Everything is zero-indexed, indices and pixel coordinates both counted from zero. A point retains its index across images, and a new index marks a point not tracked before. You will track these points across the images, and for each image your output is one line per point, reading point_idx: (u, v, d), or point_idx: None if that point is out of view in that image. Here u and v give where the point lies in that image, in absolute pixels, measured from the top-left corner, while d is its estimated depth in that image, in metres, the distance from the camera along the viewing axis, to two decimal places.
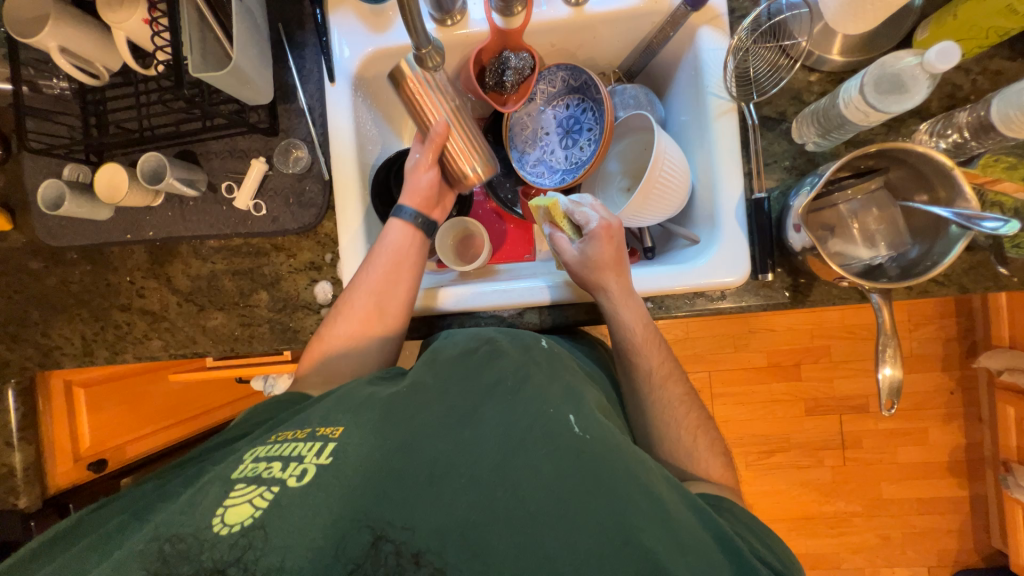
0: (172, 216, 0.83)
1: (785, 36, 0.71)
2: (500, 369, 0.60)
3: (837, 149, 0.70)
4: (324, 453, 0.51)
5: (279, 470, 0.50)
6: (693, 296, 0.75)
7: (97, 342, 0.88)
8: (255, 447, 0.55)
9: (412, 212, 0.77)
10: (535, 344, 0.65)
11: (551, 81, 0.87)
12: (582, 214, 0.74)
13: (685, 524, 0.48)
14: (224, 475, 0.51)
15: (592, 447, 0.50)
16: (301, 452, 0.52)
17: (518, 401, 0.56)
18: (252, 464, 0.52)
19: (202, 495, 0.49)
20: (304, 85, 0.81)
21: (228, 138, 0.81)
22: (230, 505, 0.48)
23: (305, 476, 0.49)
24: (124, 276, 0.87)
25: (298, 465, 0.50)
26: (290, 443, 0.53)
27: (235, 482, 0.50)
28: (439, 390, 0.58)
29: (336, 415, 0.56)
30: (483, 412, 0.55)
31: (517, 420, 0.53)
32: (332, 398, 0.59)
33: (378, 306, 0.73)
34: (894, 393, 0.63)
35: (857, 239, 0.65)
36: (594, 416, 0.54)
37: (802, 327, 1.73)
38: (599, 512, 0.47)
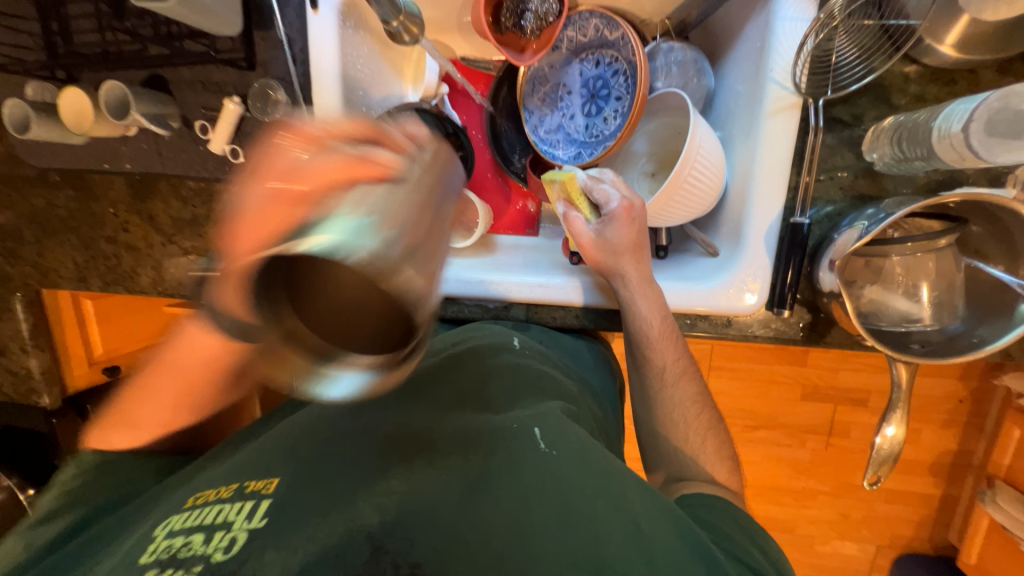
0: (148, 149, 0.77)
1: (891, 12, 0.55)
2: (457, 399, 0.59)
3: (913, 176, 0.57)
4: (255, 517, 0.44)
5: (200, 544, 0.42)
6: (693, 319, 0.69)
7: (90, 270, 0.88)
8: (165, 522, 0.46)
9: None
10: (499, 361, 0.64)
11: (580, 28, 0.71)
12: (602, 191, 0.67)
13: (660, 541, 0.45)
14: (131, 560, 0.43)
15: (558, 466, 0.48)
16: (228, 518, 0.45)
17: (477, 429, 0.53)
18: (165, 541, 0.44)
19: None
20: (283, 8, 0.68)
21: (201, 67, 0.71)
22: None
23: (233, 547, 0.42)
24: (108, 207, 0.84)
25: (224, 535, 0.43)
26: (212, 508, 0.46)
27: (144, 566, 0.41)
28: (391, 422, 0.56)
29: (274, 462, 0.51)
30: (438, 441, 0.52)
31: (478, 445, 0.51)
32: (272, 444, 0.55)
33: None
34: (880, 466, 0.58)
35: (900, 296, 0.54)
36: (558, 429, 0.52)
37: None
38: (574, 538, 0.42)
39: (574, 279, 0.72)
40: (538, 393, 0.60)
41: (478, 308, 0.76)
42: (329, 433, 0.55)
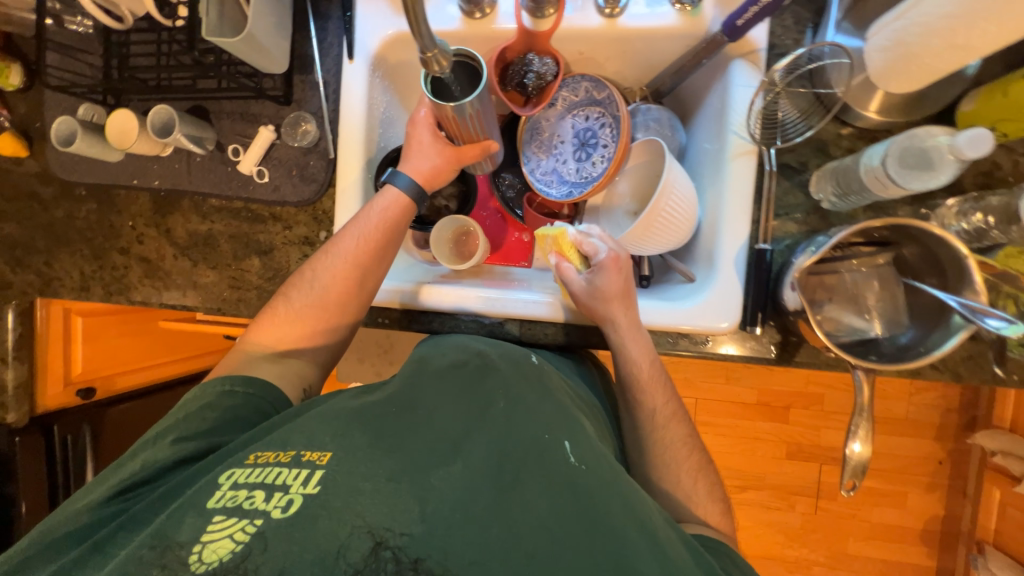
0: (179, 169, 0.84)
1: (820, 84, 0.68)
2: (492, 393, 0.61)
3: (854, 212, 0.66)
4: (310, 483, 0.49)
5: (262, 501, 0.49)
6: (675, 337, 0.74)
7: (94, 280, 0.90)
8: (232, 470, 0.53)
9: (406, 181, 0.73)
10: (525, 361, 0.69)
11: (574, 90, 0.84)
12: (590, 244, 0.72)
13: (676, 562, 0.49)
14: (200, 503, 0.50)
15: (585, 480, 0.51)
16: (286, 481, 0.50)
17: (511, 427, 0.56)
18: (230, 492, 0.50)
19: (181, 523, 0.48)
20: (322, 58, 0.80)
21: (242, 101, 0.81)
22: (209, 540, 0.47)
23: (291, 507, 0.48)
24: (127, 221, 0.88)
25: (283, 495, 0.49)
26: (273, 469, 0.51)
27: (213, 512, 0.49)
28: (430, 410, 0.59)
29: (322, 433, 0.55)
30: (474, 438, 0.55)
31: (512, 444, 0.54)
32: (315, 417, 0.58)
33: (352, 283, 0.72)
34: (857, 474, 0.60)
35: (854, 310, 0.62)
36: (584, 445, 0.56)
37: (799, 370, 1.69)
38: (598, 547, 0.46)
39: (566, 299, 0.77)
40: (561, 398, 0.64)
41: (473, 324, 0.79)
42: (371, 413, 0.58)
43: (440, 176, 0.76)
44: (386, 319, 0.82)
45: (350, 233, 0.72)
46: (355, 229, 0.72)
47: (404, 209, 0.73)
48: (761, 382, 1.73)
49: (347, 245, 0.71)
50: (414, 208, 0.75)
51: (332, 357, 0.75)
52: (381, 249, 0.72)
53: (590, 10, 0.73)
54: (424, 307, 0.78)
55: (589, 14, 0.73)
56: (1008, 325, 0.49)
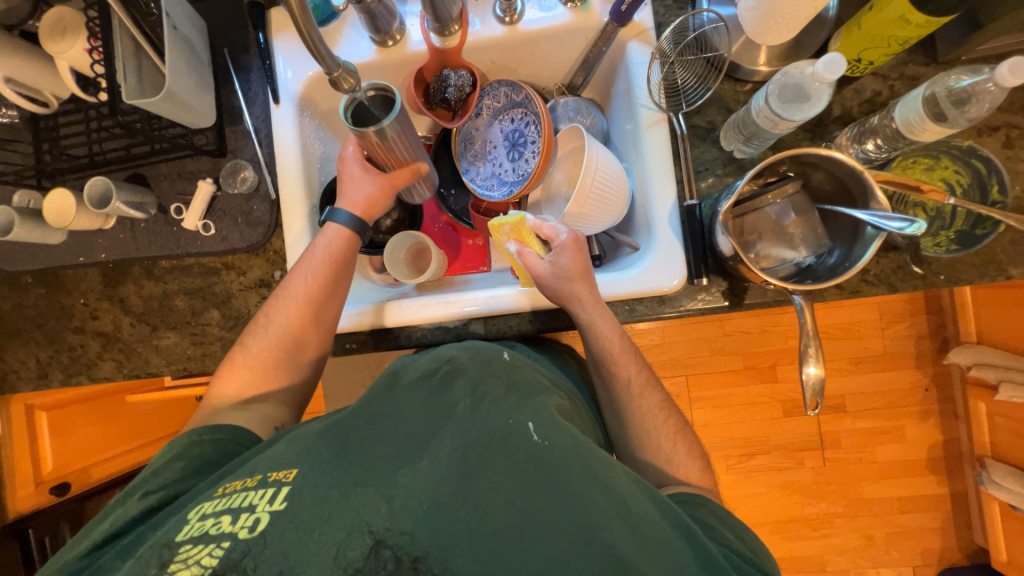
0: (124, 237, 0.85)
1: (708, 49, 0.74)
2: (458, 391, 0.62)
3: (764, 155, 0.72)
4: (276, 499, 0.50)
5: (229, 524, 0.50)
6: (632, 304, 0.77)
7: (52, 365, 0.88)
8: (200, 504, 0.54)
9: (348, 216, 0.74)
10: (495, 358, 0.69)
11: (494, 97, 0.89)
12: (549, 228, 0.75)
13: (645, 517, 0.50)
14: (168, 538, 0.50)
15: (550, 455, 0.51)
16: (252, 502, 0.51)
17: (475, 418, 0.56)
18: (199, 522, 0.51)
19: (148, 560, 0.49)
20: (250, 107, 0.83)
21: (178, 161, 0.83)
22: (179, 568, 0.47)
23: (257, 526, 0.49)
24: (78, 299, 0.88)
25: (249, 515, 0.50)
26: (240, 494, 0.52)
27: (181, 544, 0.49)
28: (398, 418, 0.60)
29: (288, 454, 0.56)
30: (441, 434, 0.55)
31: (476, 433, 0.54)
32: (284, 442, 0.59)
33: (314, 315, 0.71)
34: (817, 392, 0.61)
35: (782, 242, 0.66)
36: (550, 422, 0.56)
37: (775, 328, 1.74)
38: (565, 516, 0.47)
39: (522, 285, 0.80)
40: (525, 382, 0.65)
41: (439, 331, 0.81)
42: (339, 430, 0.58)
43: (380, 205, 0.77)
44: (354, 343, 0.82)
45: (299, 272, 0.72)
46: (303, 268, 0.72)
47: (348, 242, 0.74)
48: (743, 347, 1.76)
49: (298, 285, 0.72)
50: (358, 239, 0.76)
51: (302, 389, 0.75)
52: (331, 283, 0.72)
53: (493, 20, 0.79)
54: (389, 325, 0.79)
55: (492, 25, 0.79)
56: (909, 223, 0.54)
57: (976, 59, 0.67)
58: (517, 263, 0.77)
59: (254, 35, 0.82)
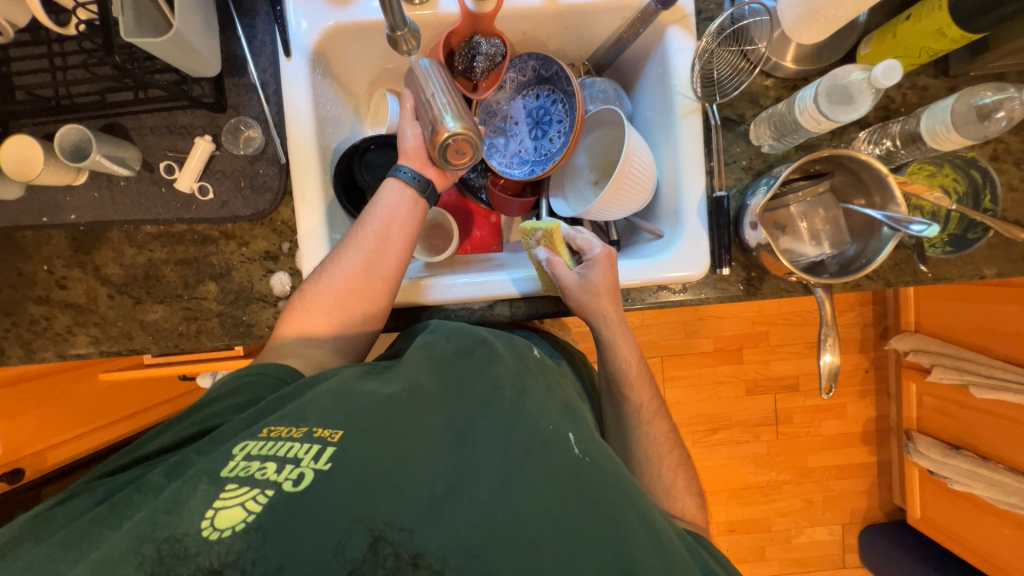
0: (99, 197, 0.74)
1: (746, 41, 0.75)
2: (499, 377, 0.56)
3: (789, 153, 0.75)
4: (323, 458, 0.46)
5: (274, 472, 0.45)
6: (655, 290, 0.79)
7: (9, 340, 0.77)
8: (245, 440, 0.48)
9: (412, 173, 0.72)
10: (530, 353, 0.63)
11: (521, 70, 0.86)
12: (583, 240, 0.74)
13: (678, 556, 0.46)
14: (212, 472, 0.46)
15: (589, 472, 0.47)
16: (298, 454, 0.46)
17: (520, 412, 0.52)
18: (243, 462, 0.46)
19: (189, 493, 0.44)
20: (255, 58, 0.74)
21: (167, 112, 0.74)
22: (221, 507, 0.43)
23: (303, 481, 0.44)
24: (40, 265, 0.77)
25: (294, 468, 0.45)
26: (285, 443, 0.47)
27: (226, 481, 0.44)
28: (438, 397, 0.54)
29: (335, 410, 0.50)
30: (482, 424, 0.51)
31: (518, 428, 0.50)
32: (325, 394, 0.52)
33: (367, 271, 0.67)
34: (833, 377, 0.67)
35: (804, 237, 0.71)
36: (591, 440, 0.52)
37: (744, 313, 1.86)
38: (602, 541, 0.43)
39: (530, 273, 0.79)
40: (560, 388, 0.60)
41: (463, 311, 0.78)
42: (378, 399, 0.51)
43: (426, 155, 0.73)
44: None
45: (363, 228, 0.69)
46: (362, 229, 0.69)
47: (411, 210, 0.71)
48: (714, 331, 1.87)
49: (356, 241, 0.68)
50: (422, 202, 0.72)
51: None
52: (394, 247, 0.69)
53: None
54: (410, 304, 0.76)
55: None
56: (927, 227, 0.58)
57: (976, 76, 0.73)
58: (541, 271, 0.75)
59: None
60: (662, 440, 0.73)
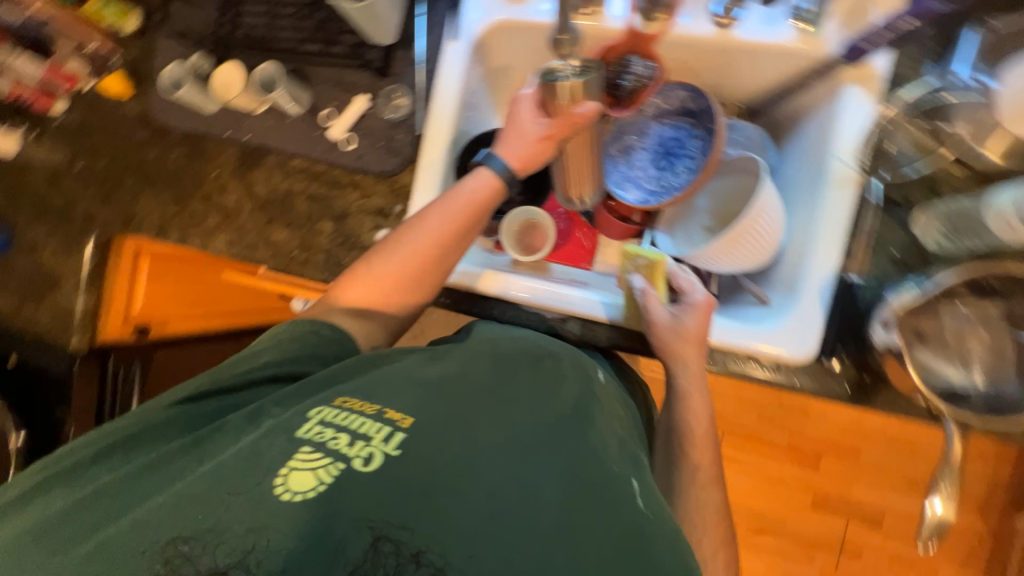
0: (270, 126, 0.87)
1: (942, 119, 0.64)
2: (568, 402, 0.57)
3: (957, 256, 0.64)
4: (391, 443, 0.49)
5: (345, 445, 0.49)
6: (741, 359, 0.71)
7: (172, 222, 0.94)
8: (320, 405, 0.52)
9: (502, 164, 0.72)
10: (595, 378, 0.63)
11: (667, 98, 0.83)
12: (686, 280, 0.72)
13: None
14: (289, 431, 0.50)
15: (651, 532, 0.47)
16: (368, 432, 0.50)
17: (587, 449, 0.51)
18: (318, 427, 0.50)
19: (269, 446, 0.49)
20: (425, 36, 0.82)
21: (341, 68, 0.84)
22: (298, 468, 0.47)
23: (372, 462, 0.48)
24: (212, 169, 0.92)
25: (364, 446, 0.49)
26: (357, 417, 0.51)
27: (302, 443, 0.49)
28: (507, 404, 0.54)
29: (405, 395, 0.54)
30: (548, 447, 0.51)
31: (582, 465, 0.50)
32: (395, 375, 0.56)
33: (432, 251, 0.70)
34: (936, 531, 0.56)
35: (950, 357, 0.61)
36: (654, 496, 0.52)
37: (838, 418, 1.61)
38: None
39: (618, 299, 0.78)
40: (625, 430, 0.59)
41: (534, 317, 0.78)
42: (450, 393, 0.54)
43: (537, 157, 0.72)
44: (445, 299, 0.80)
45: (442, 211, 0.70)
46: (441, 209, 0.70)
47: (494, 192, 0.72)
48: (793, 425, 1.65)
49: (430, 223, 0.70)
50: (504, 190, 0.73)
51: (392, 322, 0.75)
52: (465, 231, 0.71)
53: (704, 18, 0.72)
54: (488, 294, 0.77)
55: (702, 23, 0.72)
56: None
57: None
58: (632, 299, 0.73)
59: None
60: (699, 519, 0.66)
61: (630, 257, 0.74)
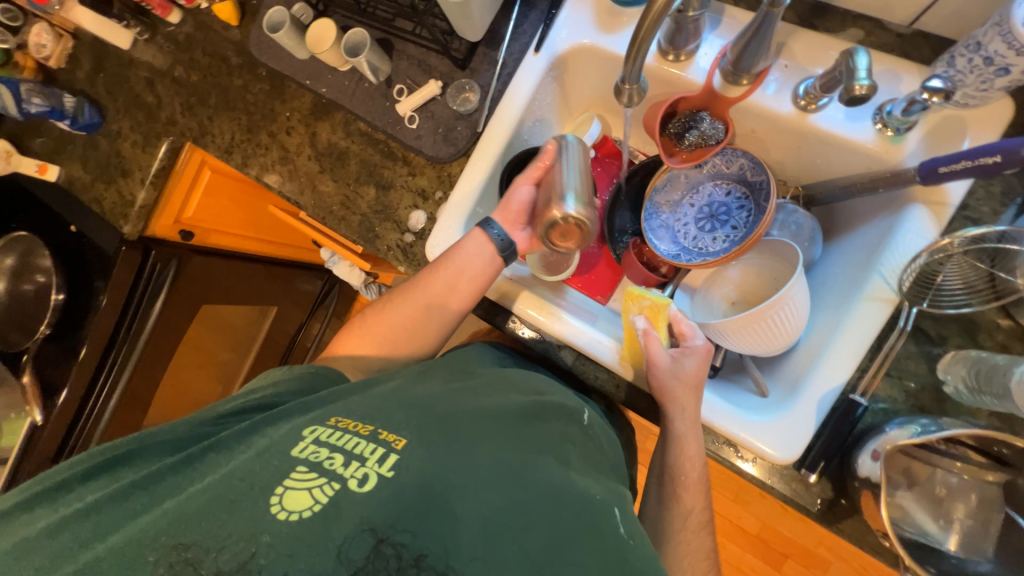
0: (346, 86, 0.92)
1: (1004, 266, 0.60)
2: (547, 436, 0.61)
3: (976, 409, 0.60)
4: (385, 464, 0.53)
5: (341, 466, 0.53)
6: (722, 442, 0.70)
7: (237, 148, 1.01)
8: (314, 426, 0.58)
9: (500, 231, 0.77)
10: (579, 419, 0.66)
11: (728, 162, 0.81)
12: (687, 326, 0.73)
13: None
14: (285, 451, 0.55)
15: (634, 557, 0.50)
16: (363, 453, 0.54)
17: (566, 479, 0.55)
18: (313, 446, 0.55)
19: (265, 466, 0.53)
20: (511, 41, 0.83)
21: (425, 51, 0.87)
22: (294, 488, 0.51)
23: (367, 481, 0.51)
24: (285, 110, 0.98)
25: (359, 466, 0.53)
26: (352, 439, 0.56)
27: (298, 463, 0.53)
28: (488, 434, 0.59)
29: (397, 420, 0.59)
30: (528, 469, 0.55)
31: (564, 492, 0.53)
32: (379, 402, 0.63)
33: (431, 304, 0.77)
34: None
35: (927, 506, 0.59)
36: (636, 524, 0.55)
37: (814, 525, 1.54)
38: None
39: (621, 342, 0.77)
40: (609, 475, 0.62)
41: (533, 335, 0.80)
42: (433, 418, 0.60)
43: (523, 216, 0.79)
44: None
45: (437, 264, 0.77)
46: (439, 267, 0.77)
47: (483, 247, 0.76)
48: (765, 517, 1.59)
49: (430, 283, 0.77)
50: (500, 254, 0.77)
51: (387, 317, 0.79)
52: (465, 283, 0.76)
53: (787, 95, 0.70)
54: (497, 301, 0.80)
55: (783, 99, 0.70)
56: None
57: None
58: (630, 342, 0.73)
59: None
60: None
61: (635, 297, 0.73)
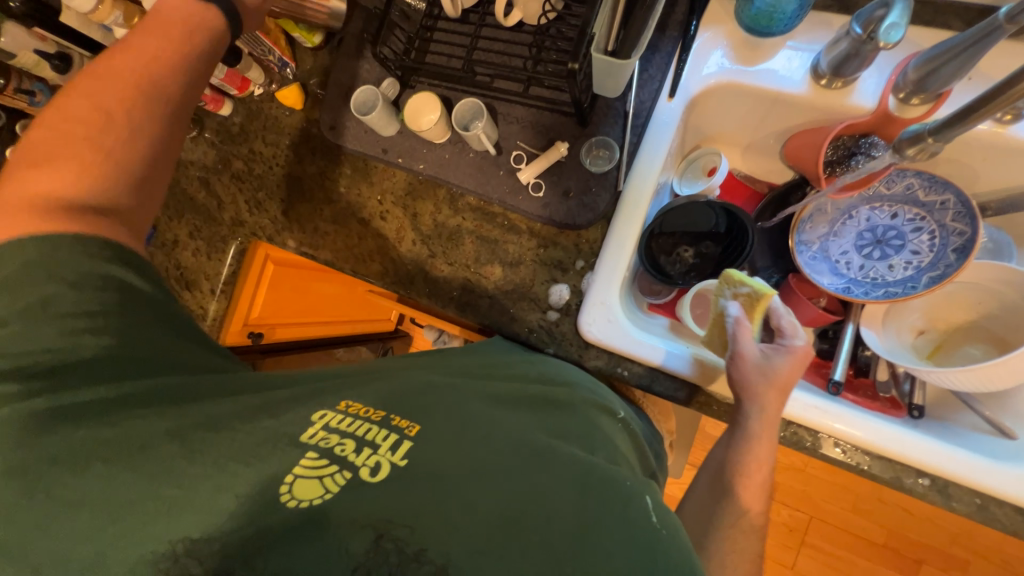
0: (447, 158, 0.83)
1: None
2: (572, 424, 0.54)
3: None
4: (399, 452, 0.46)
5: (353, 453, 0.46)
6: (984, 500, 0.63)
7: (324, 242, 0.90)
8: (324, 410, 0.50)
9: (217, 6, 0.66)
10: (610, 413, 0.60)
11: (891, 183, 0.76)
12: (788, 323, 0.66)
13: None
14: (292, 435, 0.47)
15: (668, 547, 0.41)
16: (376, 440, 0.47)
17: (593, 464, 0.47)
18: (322, 433, 0.47)
19: (274, 452, 0.46)
20: (638, 90, 0.76)
21: (537, 111, 0.80)
22: (302, 475, 0.44)
23: (379, 471, 0.45)
24: (375, 194, 0.88)
25: (372, 454, 0.46)
26: (363, 424, 0.48)
27: (307, 448, 0.46)
28: (512, 418, 0.52)
29: (422, 407, 0.52)
30: (557, 450, 0.48)
31: (592, 474, 0.46)
32: (408, 385, 0.56)
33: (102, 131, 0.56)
34: None
35: None
36: (668, 510, 0.46)
37: (946, 524, 1.40)
38: None
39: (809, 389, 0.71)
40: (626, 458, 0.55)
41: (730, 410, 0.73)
42: (467, 407, 0.53)
43: None
44: (625, 372, 0.75)
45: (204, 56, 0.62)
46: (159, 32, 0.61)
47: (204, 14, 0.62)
48: (891, 522, 1.43)
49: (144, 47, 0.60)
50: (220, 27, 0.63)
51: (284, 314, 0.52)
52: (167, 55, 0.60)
53: None
54: (678, 374, 0.72)
55: None
56: None
57: None
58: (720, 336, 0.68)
59: (680, 17, 0.75)
60: None
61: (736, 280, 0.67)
